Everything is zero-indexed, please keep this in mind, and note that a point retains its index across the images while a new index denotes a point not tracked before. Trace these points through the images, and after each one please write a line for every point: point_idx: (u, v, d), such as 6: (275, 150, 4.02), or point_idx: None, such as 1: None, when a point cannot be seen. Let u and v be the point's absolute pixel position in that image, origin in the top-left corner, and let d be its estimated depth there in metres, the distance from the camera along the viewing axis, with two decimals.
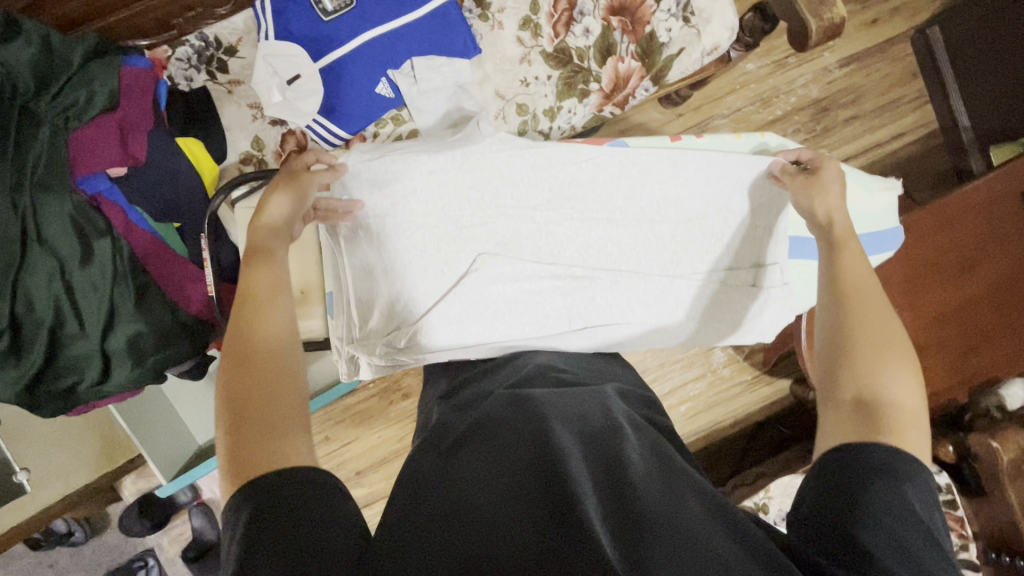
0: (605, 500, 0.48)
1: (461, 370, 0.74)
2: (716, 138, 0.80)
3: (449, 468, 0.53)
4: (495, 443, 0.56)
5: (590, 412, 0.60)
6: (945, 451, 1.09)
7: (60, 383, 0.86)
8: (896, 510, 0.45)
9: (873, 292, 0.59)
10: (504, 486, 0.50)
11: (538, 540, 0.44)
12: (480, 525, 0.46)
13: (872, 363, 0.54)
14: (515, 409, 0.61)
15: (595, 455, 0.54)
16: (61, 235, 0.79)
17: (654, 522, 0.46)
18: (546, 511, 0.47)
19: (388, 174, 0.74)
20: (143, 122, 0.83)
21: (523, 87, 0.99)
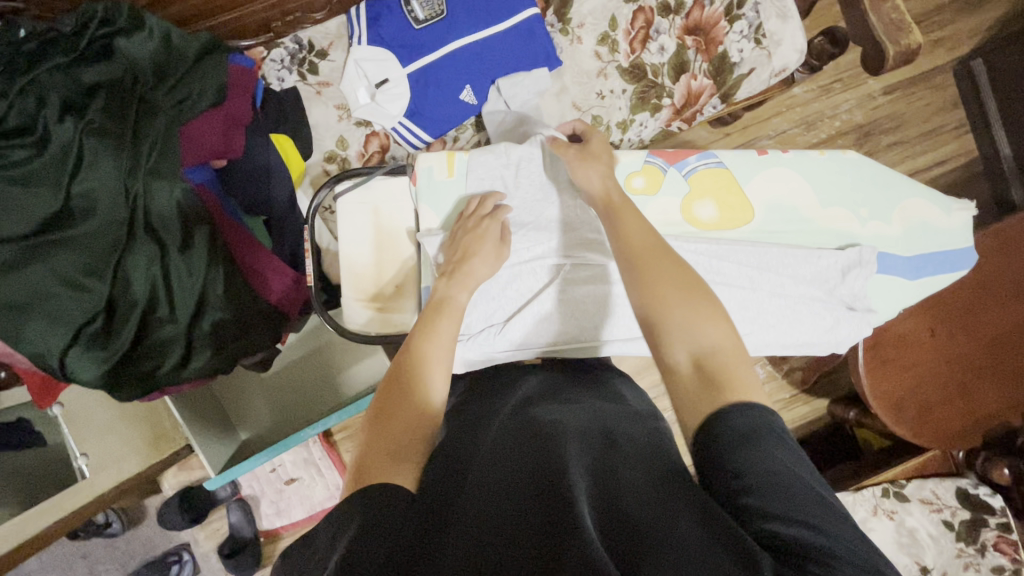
0: (595, 498, 0.44)
1: (474, 385, 0.71)
2: (801, 153, 0.82)
3: (448, 485, 0.50)
4: (491, 456, 0.52)
5: (589, 419, 0.57)
6: (1000, 474, 1.11)
7: (142, 366, 0.87)
8: (782, 481, 0.42)
9: (661, 254, 0.60)
10: (497, 487, 0.47)
11: (523, 542, 0.40)
12: (467, 538, 0.42)
13: (683, 325, 0.54)
14: (519, 423, 0.56)
15: (591, 454, 0.50)
16: (166, 219, 0.82)
17: (644, 524, 0.41)
18: (535, 510, 0.43)
19: (489, 175, 0.77)
20: (245, 117, 0.87)
21: (599, 99, 1.02)
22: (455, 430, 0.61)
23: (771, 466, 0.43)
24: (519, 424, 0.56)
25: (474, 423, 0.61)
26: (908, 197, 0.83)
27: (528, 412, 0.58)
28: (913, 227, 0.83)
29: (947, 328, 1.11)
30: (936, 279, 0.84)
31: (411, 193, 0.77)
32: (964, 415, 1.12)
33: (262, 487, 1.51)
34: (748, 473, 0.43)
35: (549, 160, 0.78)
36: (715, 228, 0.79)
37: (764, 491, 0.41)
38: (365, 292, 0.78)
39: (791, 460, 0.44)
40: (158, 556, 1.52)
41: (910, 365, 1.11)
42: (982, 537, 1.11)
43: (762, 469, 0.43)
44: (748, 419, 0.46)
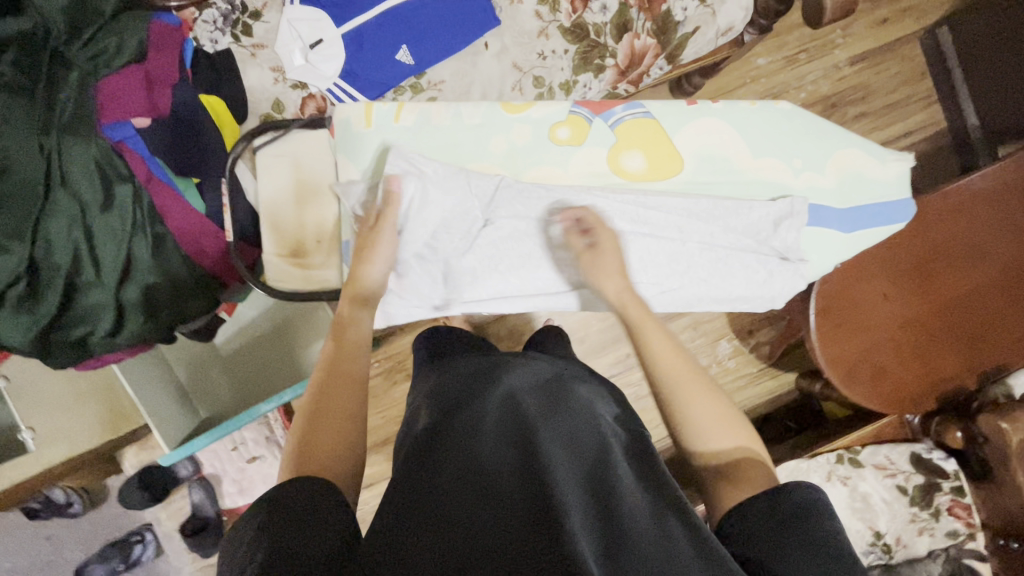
0: (586, 515, 0.51)
1: (449, 369, 0.75)
2: (731, 103, 0.80)
3: (443, 482, 0.55)
4: (485, 458, 0.56)
5: (577, 426, 0.62)
6: (954, 437, 1.09)
7: (73, 332, 0.88)
8: (812, 549, 0.48)
9: (693, 369, 0.63)
10: (495, 502, 0.52)
11: (528, 555, 0.47)
12: (474, 547, 0.48)
13: (712, 450, 0.59)
14: (508, 420, 0.61)
15: (586, 472, 0.56)
16: (84, 179, 0.80)
17: (638, 547, 0.49)
18: (533, 527, 0.49)
19: (409, 130, 0.74)
20: (170, 76, 0.84)
21: (541, 60, 1.00)
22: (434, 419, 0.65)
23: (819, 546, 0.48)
24: (509, 424, 0.60)
25: (457, 407, 0.65)
26: (843, 146, 0.82)
27: (515, 404, 0.62)
28: (847, 178, 0.81)
29: (900, 293, 1.10)
30: (874, 231, 0.82)
31: (331, 147, 0.76)
32: (919, 378, 1.11)
33: (224, 467, 1.49)
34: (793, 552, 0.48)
35: (476, 108, 0.75)
36: (643, 179, 0.78)
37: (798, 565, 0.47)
38: (286, 247, 0.77)
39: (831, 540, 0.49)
40: (122, 536, 1.52)
41: (864, 329, 1.09)
42: (936, 502, 1.11)
43: (795, 541, 0.49)
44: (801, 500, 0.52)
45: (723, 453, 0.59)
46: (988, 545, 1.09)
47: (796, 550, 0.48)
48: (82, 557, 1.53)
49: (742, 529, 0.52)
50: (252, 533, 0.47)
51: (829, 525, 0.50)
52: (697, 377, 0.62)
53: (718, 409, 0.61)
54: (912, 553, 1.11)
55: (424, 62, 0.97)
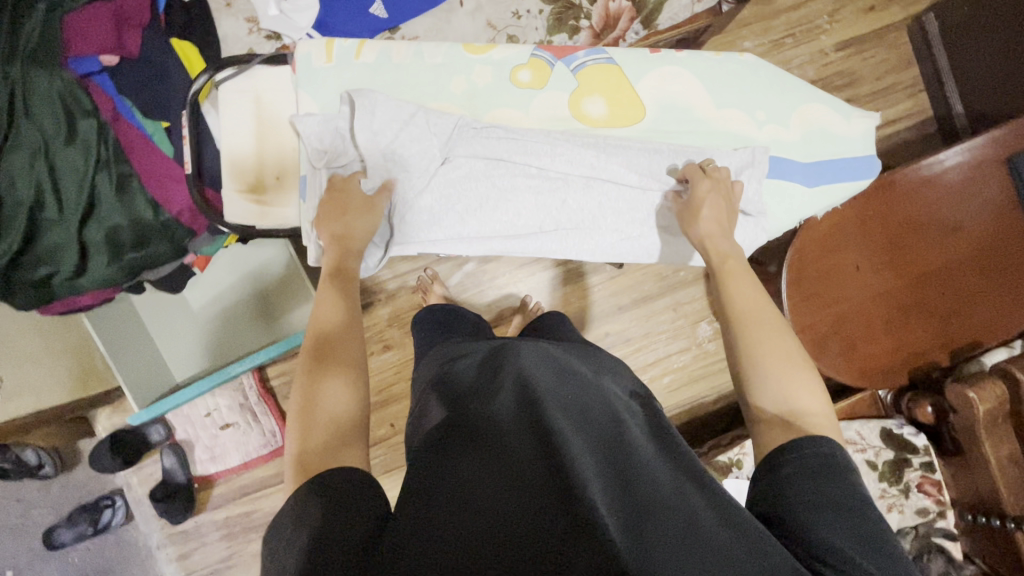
0: (608, 488, 0.48)
1: (456, 357, 0.72)
2: (696, 53, 0.80)
3: (450, 457, 0.52)
4: (494, 431, 0.54)
5: (588, 397, 0.58)
6: (924, 412, 1.09)
7: (35, 271, 0.88)
8: (845, 503, 0.48)
9: (766, 309, 0.63)
10: (508, 477, 0.49)
11: (550, 534, 0.44)
12: (489, 527, 0.45)
13: (778, 387, 0.58)
14: (513, 391, 0.58)
15: (599, 442, 0.53)
16: (48, 112, 0.82)
17: (664, 517, 0.46)
18: (551, 506, 0.46)
19: (370, 69, 0.75)
20: (141, 17, 0.87)
21: (515, 19, 1.00)
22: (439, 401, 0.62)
23: (847, 495, 0.48)
24: (518, 397, 0.56)
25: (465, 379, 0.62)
26: (808, 101, 0.81)
27: (521, 375, 0.59)
28: (811, 132, 0.81)
29: (873, 265, 1.09)
30: (835, 187, 0.82)
31: (292, 83, 0.76)
32: (890, 350, 1.11)
33: (197, 432, 1.49)
34: (817, 500, 0.48)
35: (440, 49, 0.75)
36: (604, 126, 0.78)
37: (824, 518, 0.47)
38: (246, 183, 0.77)
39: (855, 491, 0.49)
40: (91, 500, 1.52)
41: (835, 301, 1.09)
42: (906, 478, 1.09)
43: (827, 494, 0.48)
44: (830, 449, 0.52)
45: (793, 391, 0.57)
46: (957, 522, 1.07)
47: (828, 505, 0.48)
48: (52, 519, 1.52)
49: (771, 487, 0.52)
50: (289, 531, 0.47)
51: (855, 478, 0.50)
52: (772, 322, 0.62)
53: (789, 347, 0.60)
54: None
55: (398, 17, 0.98)
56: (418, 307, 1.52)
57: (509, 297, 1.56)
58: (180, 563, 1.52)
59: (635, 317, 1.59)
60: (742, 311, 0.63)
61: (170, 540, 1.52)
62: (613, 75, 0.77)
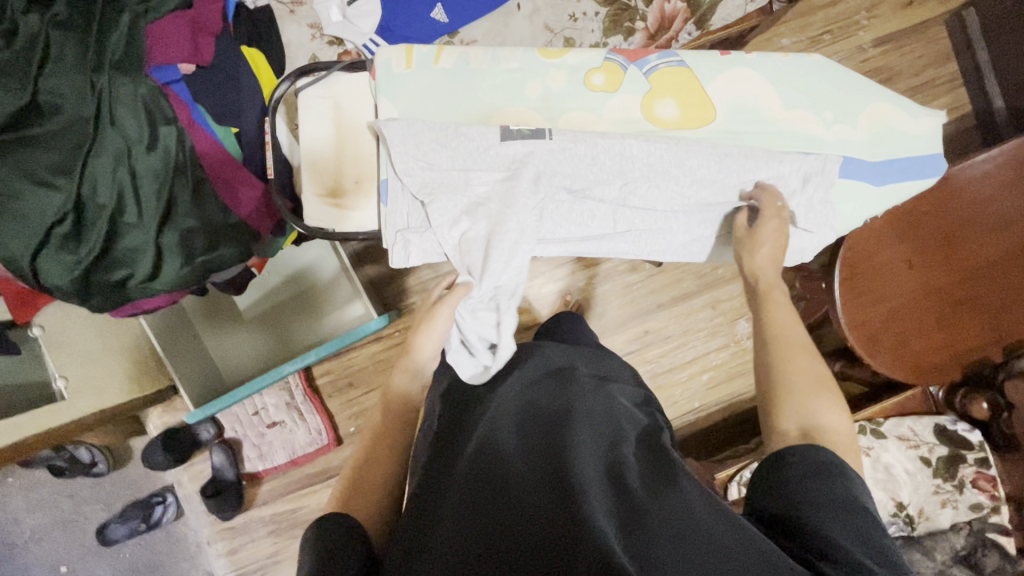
0: (606, 495, 0.53)
1: (474, 383, 0.78)
2: (764, 55, 0.81)
3: (462, 467, 0.59)
4: (505, 441, 0.61)
5: (594, 412, 0.65)
6: (979, 407, 1.10)
7: (113, 274, 0.90)
8: (838, 501, 0.51)
9: (797, 335, 0.66)
10: (511, 478, 0.56)
11: (544, 525, 0.50)
12: (492, 521, 0.51)
13: (799, 406, 0.60)
14: (522, 412, 0.66)
15: (599, 450, 0.59)
16: (132, 119, 0.83)
17: (655, 513, 0.50)
18: (548, 499, 0.52)
19: (446, 75, 0.76)
20: (215, 25, 0.89)
21: (572, 21, 1.01)
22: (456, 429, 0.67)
23: (834, 495, 0.51)
24: (525, 415, 0.65)
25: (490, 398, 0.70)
26: (875, 101, 0.82)
27: (530, 399, 0.67)
28: (879, 132, 0.82)
29: (924, 262, 1.10)
30: (902, 185, 0.82)
31: (371, 88, 0.78)
32: (942, 347, 1.11)
33: (245, 430, 1.52)
34: (802, 500, 0.51)
35: (515, 54, 0.77)
36: (676, 127, 0.79)
37: (807, 515, 0.50)
38: (325, 187, 0.79)
39: (842, 489, 0.52)
40: (143, 498, 1.55)
41: (885, 297, 1.09)
42: (961, 474, 1.10)
43: (820, 493, 0.51)
44: (824, 455, 0.54)
45: (810, 413, 0.60)
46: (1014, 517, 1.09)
47: (821, 503, 0.51)
48: (104, 515, 1.56)
49: (767, 490, 0.55)
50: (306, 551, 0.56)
51: (852, 476, 0.53)
52: (806, 348, 0.65)
53: (815, 371, 0.63)
54: (935, 526, 1.10)
55: (458, 21, 0.99)
56: None
57: (548, 296, 1.58)
58: (229, 558, 1.55)
59: (674, 316, 1.60)
60: (779, 333, 0.67)
61: (219, 535, 1.55)
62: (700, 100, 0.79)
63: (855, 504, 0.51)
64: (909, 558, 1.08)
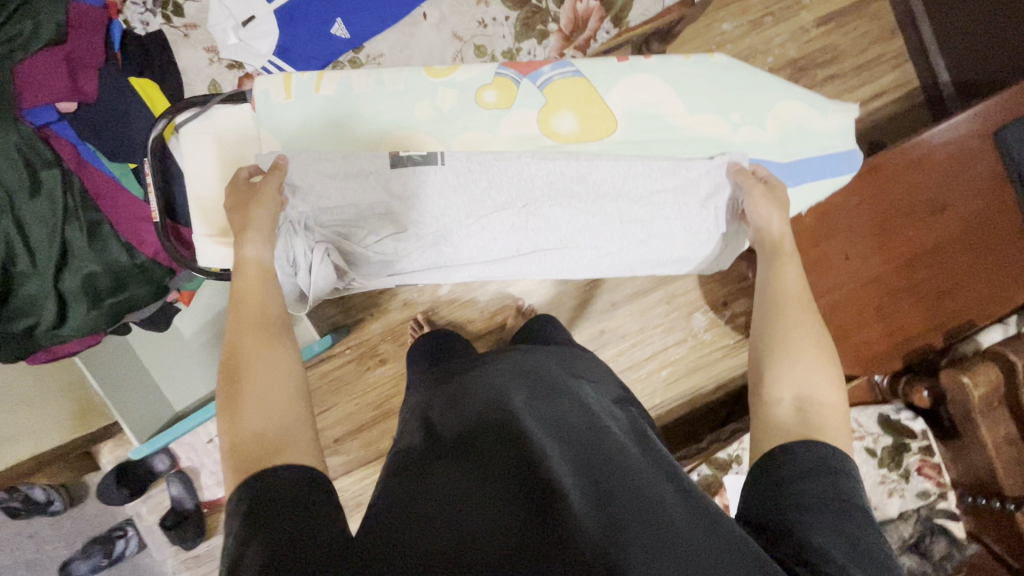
0: (584, 496, 0.49)
1: (436, 389, 0.73)
2: (664, 58, 0.77)
3: (427, 476, 0.54)
4: (476, 448, 0.56)
5: (569, 414, 0.61)
6: (920, 397, 1.07)
7: (16, 323, 0.87)
8: (834, 503, 0.47)
9: (804, 298, 0.65)
10: (485, 481, 0.51)
11: (521, 532, 0.45)
12: (463, 525, 0.46)
13: (801, 371, 0.59)
14: (494, 412, 0.61)
15: (576, 450, 0.55)
16: (7, 167, 0.79)
17: (636, 517, 0.47)
18: (523, 506, 0.48)
19: (327, 102, 0.72)
20: (95, 59, 0.84)
21: (481, 28, 0.98)
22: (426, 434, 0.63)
23: (841, 495, 0.48)
24: (497, 413, 0.60)
25: (454, 404, 0.66)
26: (782, 99, 0.79)
27: (503, 399, 0.63)
28: (788, 131, 0.79)
29: (861, 253, 1.08)
30: (811, 185, 0.80)
31: (253, 120, 0.74)
32: (884, 337, 1.10)
33: (201, 458, 1.49)
34: (811, 501, 0.48)
35: (400, 75, 0.73)
36: (576, 141, 0.76)
37: (816, 517, 0.47)
38: (215, 227, 0.76)
39: (854, 491, 0.49)
40: (104, 532, 1.54)
41: (827, 289, 1.08)
42: (906, 462, 1.09)
43: (817, 492, 0.48)
44: (834, 453, 0.52)
45: (805, 379, 0.58)
46: (960, 504, 1.07)
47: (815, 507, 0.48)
48: (66, 552, 1.55)
49: (761, 491, 0.52)
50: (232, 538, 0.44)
51: (854, 479, 0.50)
52: (811, 308, 0.64)
53: (815, 339, 0.61)
54: (884, 516, 1.09)
55: (361, 36, 0.95)
56: (409, 320, 1.51)
57: (500, 302, 1.55)
58: None
59: (630, 313, 1.57)
60: (790, 291, 0.65)
61: (184, 565, 1.54)
62: (645, 106, 0.77)
63: (863, 506, 0.48)
64: None
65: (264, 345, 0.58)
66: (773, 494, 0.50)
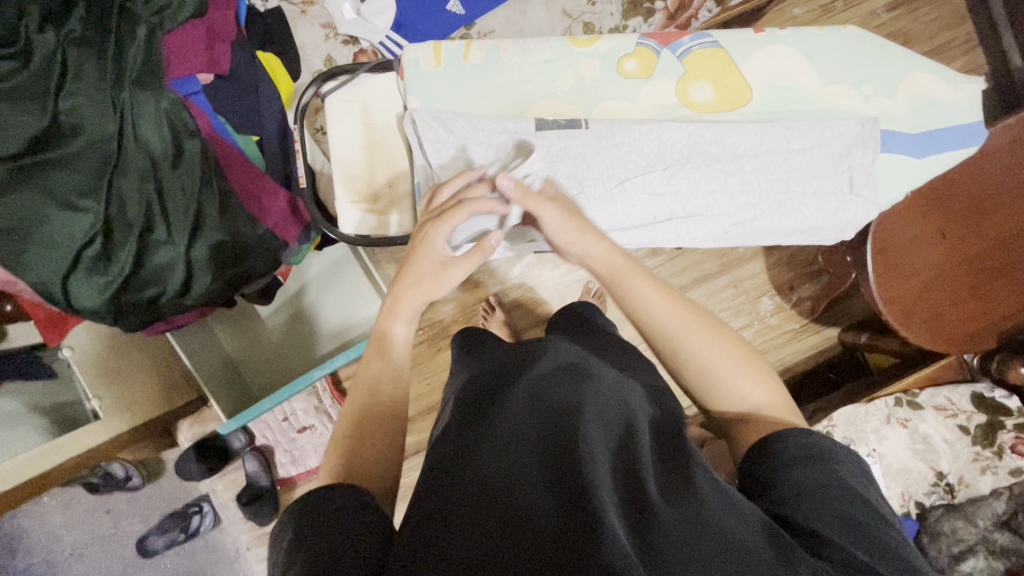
0: (620, 496, 0.46)
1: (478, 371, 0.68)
2: (799, 30, 0.79)
3: (463, 478, 0.49)
4: (511, 446, 0.51)
5: (611, 415, 0.55)
6: (1016, 373, 1.09)
7: (144, 293, 0.88)
8: (830, 491, 0.49)
9: (676, 308, 0.62)
10: (519, 498, 0.46)
11: (563, 564, 0.40)
12: (501, 553, 0.42)
13: (717, 387, 0.60)
14: (530, 408, 0.54)
15: (620, 464, 0.50)
16: (155, 134, 0.81)
17: (686, 553, 0.42)
18: (567, 533, 0.42)
19: (475, 72, 0.74)
20: (229, 32, 0.86)
21: (590, 5, 0.99)
22: (462, 415, 0.59)
23: (831, 479, 0.50)
24: (534, 408, 0.54)
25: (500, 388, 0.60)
26: (914, 71, 0.80)
27: (537, 392, 0.55)
28: (918, 103, 0.80)
29: (956, 231, 1.08)
30: (942, 155, 0.81)
31: (399, 88, 0.76)
32: (978, 315, 1.10)
33: (276, 436, 1.50)
34: (805, 490, 0.49)
35: (544, 46, 0.75)
36: (712, 111, 0.77)
37: (808, 504, 0.48)
38: (359, 194, 0.77)
39: (846, 473, 0.51)
40: (179, 508, 1.57)
41: (918, 270, 1.09)
42: (999, 440, 1.10)
43: (807, 481, 0.50)
44: (820, 441, 0.53)
45: (731, 393, 0.60)
46: None
47: (807, 493, 0.49)
48: (142, 528, 1.58)
49: (754, 485, 0.54)
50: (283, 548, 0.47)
51: (843, 463, 0.52)
52: (692, 324, 0.61)
53: (728, 347, 0.61)
54: (976, 492, 1.10)
55: (474, 13, 0.97)
56: (480, 302, 1.53)
57: (569, 285, 1.57)
58: None
59: (696, 297, 1.59)
60: (668, 314, 0.62)
61: (258, 541, 1.57)
62: (780, 77, 0.78)
63: (853, 488, 0.50)
64: (950, 526, 1.08)
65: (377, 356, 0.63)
66: (764, 489, 0.52)
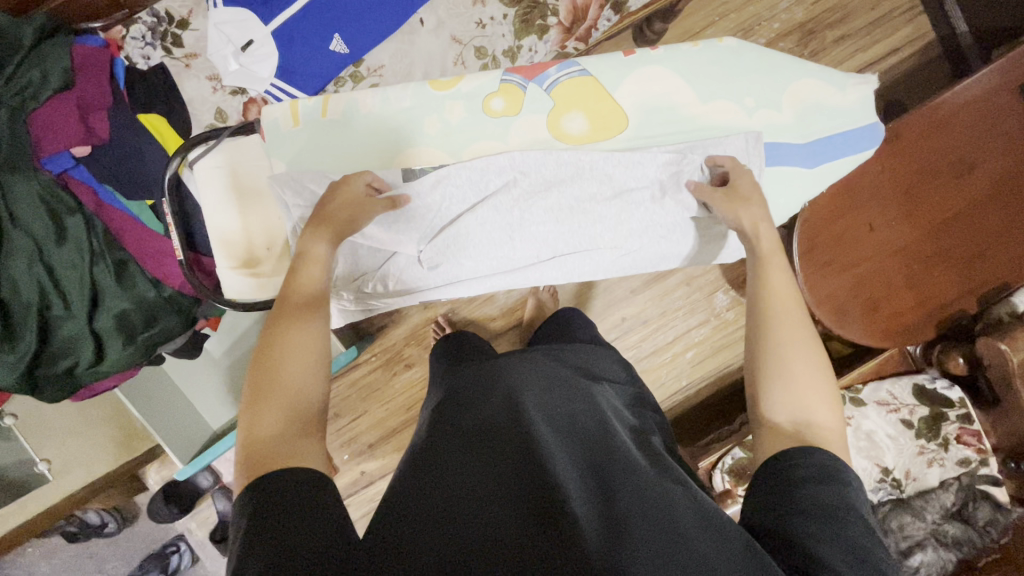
0: (590, 498, 0.48)
1: (452, 380, 0.70)
2: (672, 48, 0.76)
3: (432, 472, 0.52)
4: (484, 441, 0.54)
5: (579, 413, 0.59)
6: (956, 364, 1.06)
7: (57, 365, 0.88)
8: (845, 515, 0.44)
9: (795, 312, 0.58)
10: (485, 480, 0.49)
11: (522, 533, 0.44)
12: (467, 528, 0.45)
13: (799, 395, 0.54)
14: (502, 408, 0.58)
15: (584, 454, 0.53)
16: (34, 215, 0.81)
17: (639, 525, 0.45)
18: (528, 514, 0.46)
19: (338, 129, 0.73)
20: (102, 100, 0.83)
21: (479, 29, 0.96)
22: (433, 421, 0.62)
23: (842, 501, 0.45)
24: (506, 408, 0.58)
25: (470, 398, 0.62)
26: (796, 79, 0.77)
27: (512, 394, 0.59)
28: (805, 111, 0.77)
29: (886, 223, 1.05)
30: (831, 162, 0.78)
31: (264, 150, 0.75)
32: (916, 307, 1.07)
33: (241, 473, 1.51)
34: (824, 510, 0.44)
35: (402, 93, 0.73)
36: (588, 141, 0.75)
37: (822, 526, 0.44)
38: (237, 258, 0.77)
39: (862, 505, 0.46)
40: (158, 548, 1.60)
41: (851, 265, 1.06)
42: (944, 432, 1.08)
43: (819, 498, 0.45)
44: (833, 460, 0.49)
45: (805, 404, 0.53)
46: (1001, 469, 1.06)
47: (814, 512, 0.45)
48: (125, 570, 1.61)
49: (766, 489, 0.49)
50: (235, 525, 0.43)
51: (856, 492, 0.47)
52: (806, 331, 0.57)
53: (816, 361, 0.56)
54: (924, 485, 1.08)
55: (360, 50, 0.95)
56: (430, 323, 1.49)
57: (519, 298, 1.53)
58: None
59: (650, 299, 1.56)
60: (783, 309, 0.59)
61: None
62: (656, 99, 0.75)
63: (865, 523, 0.45)
64: (898, 523, 1.05)
65: (297, 323, 0.55)
66: (779, 498, 0.47)
